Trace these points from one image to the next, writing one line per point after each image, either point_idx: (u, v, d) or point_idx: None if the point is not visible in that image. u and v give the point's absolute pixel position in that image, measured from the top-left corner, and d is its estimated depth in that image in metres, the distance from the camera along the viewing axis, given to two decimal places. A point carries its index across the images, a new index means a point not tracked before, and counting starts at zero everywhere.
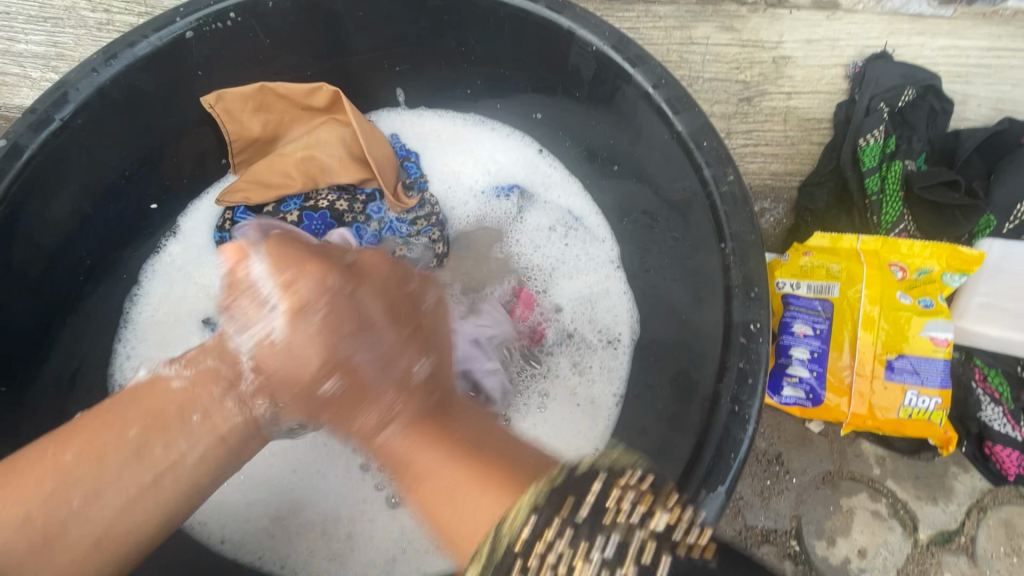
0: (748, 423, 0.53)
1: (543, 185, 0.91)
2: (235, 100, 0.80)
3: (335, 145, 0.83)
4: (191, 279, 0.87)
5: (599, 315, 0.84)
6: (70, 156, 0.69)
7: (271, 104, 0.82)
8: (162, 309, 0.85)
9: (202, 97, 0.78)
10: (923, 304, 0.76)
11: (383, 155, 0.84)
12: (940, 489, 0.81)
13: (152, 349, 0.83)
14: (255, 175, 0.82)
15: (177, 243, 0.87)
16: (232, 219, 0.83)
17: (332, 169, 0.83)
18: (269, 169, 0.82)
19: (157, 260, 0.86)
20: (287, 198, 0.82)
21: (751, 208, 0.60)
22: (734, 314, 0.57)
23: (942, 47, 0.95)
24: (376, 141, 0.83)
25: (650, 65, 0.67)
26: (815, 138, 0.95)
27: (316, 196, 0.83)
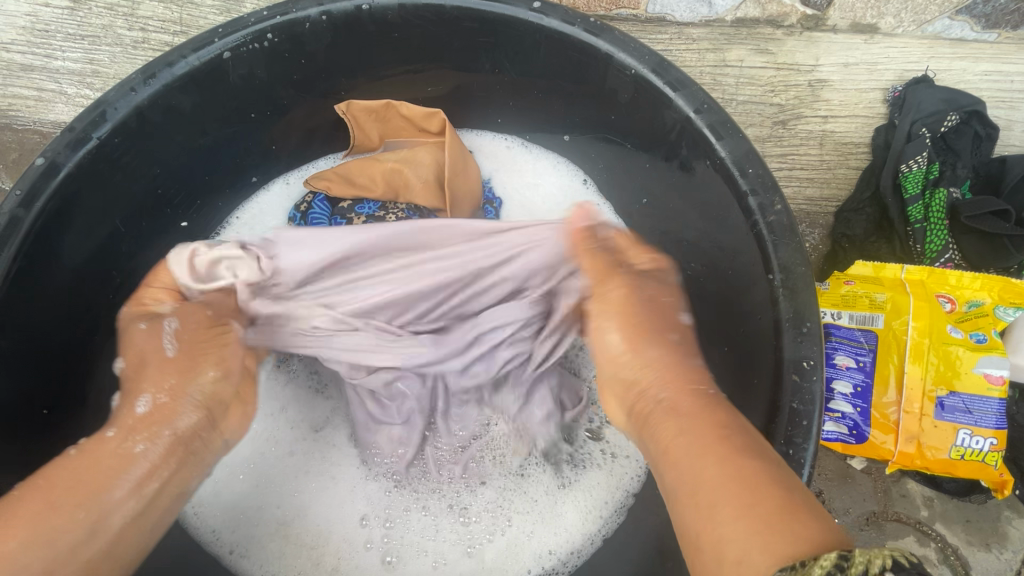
0: (803, 468, 0.50)
1: (581, 205, 0.88)
2: (363, 111, 0.84)
3: (427, 166, 0.82)
4: None
5: None
6: (107, 175, 0.69)
7: (393, 119, 0.85)
8: None
9: (337, 105, 0.83)
10: (975, 338, 0.73)
11: (466, 193, 0.83)
12: (993, 534, 0.77)
13: None
14: (344, 170, 0.83)
15: (240, 218, 0.89)
16: (309, 204, 0.83)
17: (414, 188, 0.81)
18: (358, 168, 0.82)
19: (214, 235, 0.88)
20: (364, 202, 0.82)
21: (800, 239, 0.58)
22: (784, 350, 0.55)
23: (985, 72, 0.92)
24: (465, 175, 0.83)
25: (692, 89, 0.65)
26: (853, 162, 0.93)
27: (390, 208, 0.81)
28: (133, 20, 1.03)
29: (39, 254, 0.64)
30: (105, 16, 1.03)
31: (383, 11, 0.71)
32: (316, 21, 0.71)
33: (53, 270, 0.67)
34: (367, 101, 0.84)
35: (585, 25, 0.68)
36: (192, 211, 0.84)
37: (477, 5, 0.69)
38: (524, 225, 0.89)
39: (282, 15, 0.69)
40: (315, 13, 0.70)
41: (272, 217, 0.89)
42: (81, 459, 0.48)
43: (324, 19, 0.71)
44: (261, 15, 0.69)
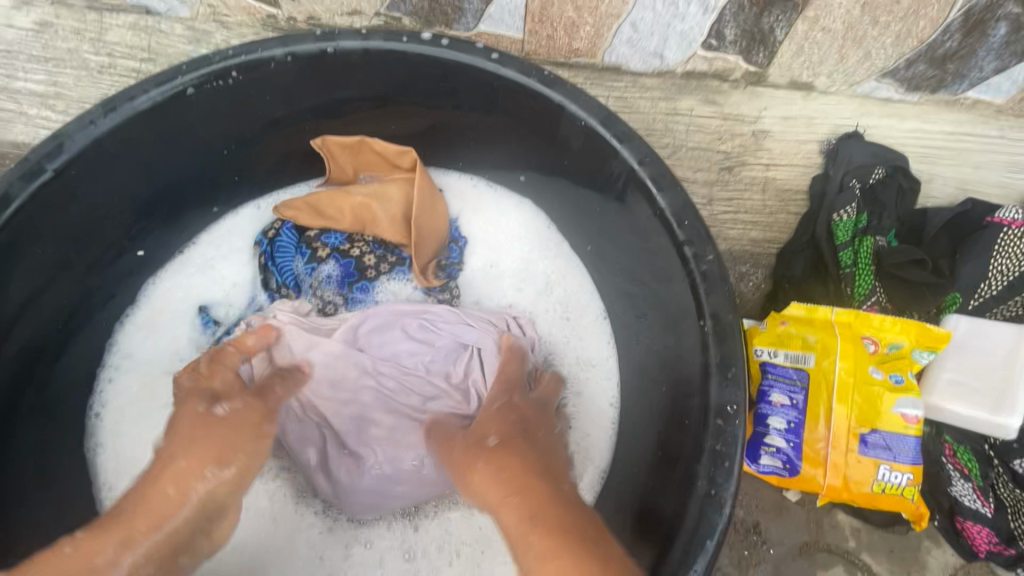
0: (723, 507, 0.54)
1: (545, 249, 0.92)
2: (338, 147, 0.87)
3: (396, 204, 0.84)
4: (211, 271, 0.89)
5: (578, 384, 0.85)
6: (62, 204, 0.70)
7: (367, 155, 0.87)
8: (170, 306, 0.87)
9: (313, 139, 0.86)
10: (894, 379, 0.78)
11: (432, 231, 0.86)
12: (914, 563, 0.82)
13: (146, 338, 0.85)
14: (313, 201, 0.84)
15: (209, 236, 0.90)
16: (276, 232, 0.87)
17: (381, 223, 0.84)
18: (328, 200, 0.84)
19: (178, 254, 0.88)
20: (331, 233, 0.86)
21: (730, 288, 0.62)
22: (712, 392, 0.59)
23: (910, 129, 1.00)
24: (432, 214, 0.85)
25: (636, 143, 0.70)
26: (793, 209, 1.00)
27: (357, 240, 0.87)
28: (100, 44, 1.03)
29: None
30: (71, 39, 1.03)
31: (346, 54, 0.74)
32: (280, 62, 0.73)
33: None
34: (342, 137, 0.87)
35: (539, 77, 0.72)
36: (151, 239, 0.85)
37: (437, 54, 0.73)
38: (490, 264, 0.92)
39: (247, 54, 0.72)
40: (280, 54, 0.73)
41: (241, 239, 0.90)
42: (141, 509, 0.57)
43: (290, 59, 0.74)
44: (225, 54, 0.71)
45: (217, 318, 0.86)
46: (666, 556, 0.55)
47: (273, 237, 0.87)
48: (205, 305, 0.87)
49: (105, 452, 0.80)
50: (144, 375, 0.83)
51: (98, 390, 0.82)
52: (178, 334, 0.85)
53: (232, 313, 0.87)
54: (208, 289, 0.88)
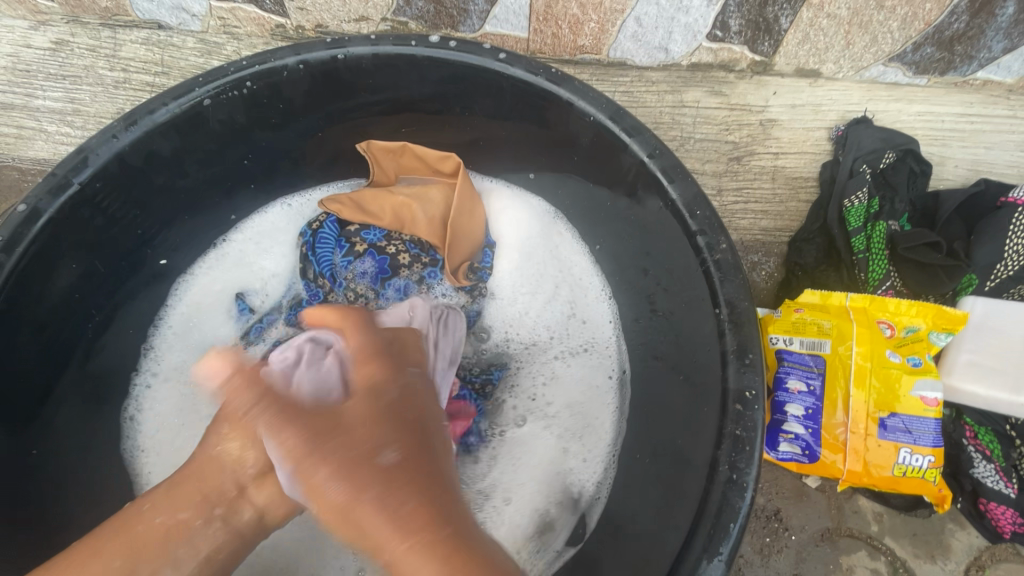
0: (746, 491, 0.54)
1: (561, 247, 0.92)
2: (383, 151, 0.89)
3: (436, 206, 0.87)
4: (242, 267, 0.91)
5: (592, 377, 0.86)
6: (86, 217, 0.72)
7: (411, 160, 0.90)
8: (200, 303, 0.88)
9: (361, 142, 0.89)
10: (912, 362, 0.78)
11: (467, 233, 0.87)
12: (938, 547, 0.82)
13: (179, 339, 0.86)
14: (357, 196, 0.86)
15: (243, 234, 0.92)
16: (321, 224, 0.88)
17: (418, 224, 0.86)
18: (372, 197, 0.86)
19: (209, 253, 0.90)
20: (371, 228, 0.87)
21: (744, 276, 0.63)
22: (730, 378, 0.59)
23: (919, 113, 1.00)
24: (470, 218, 0.87)
25: (645, 136, 0.70)
26: (803, 196, 1.00)
27: (394, 238, 0.87)
28: (115, 60, 1.06)
29: (17, 297, 0.67)
30: (87, 56, 1.06)
31: (357, 60, 0.75)
32: (293, 70, 0.75)
33: (31, 311, 0.69)
34: (387, 141, 0.89)
35: (547, 74, 0.73)
36: (171, 248, 0.86)
37: (446, 56, 0.74)
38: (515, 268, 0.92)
39: (261, 64, 0.73)
40: (292, 62, 0.74)
41: (275, 237, 0.92)
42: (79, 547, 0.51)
43: (302, 67, 0.75)
44: (239, 65, 0.73)
45: (253, 306, 0.88)
46: (689, 543, 0.56)
47: (315, 228, 0.88)
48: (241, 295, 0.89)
49: (141, 453, 0.80)
50: (178, 372, 0.84)
51: (133, 395, 0.83)
52: (214, 325, 0.87)
53: (268, 301, 0.89)
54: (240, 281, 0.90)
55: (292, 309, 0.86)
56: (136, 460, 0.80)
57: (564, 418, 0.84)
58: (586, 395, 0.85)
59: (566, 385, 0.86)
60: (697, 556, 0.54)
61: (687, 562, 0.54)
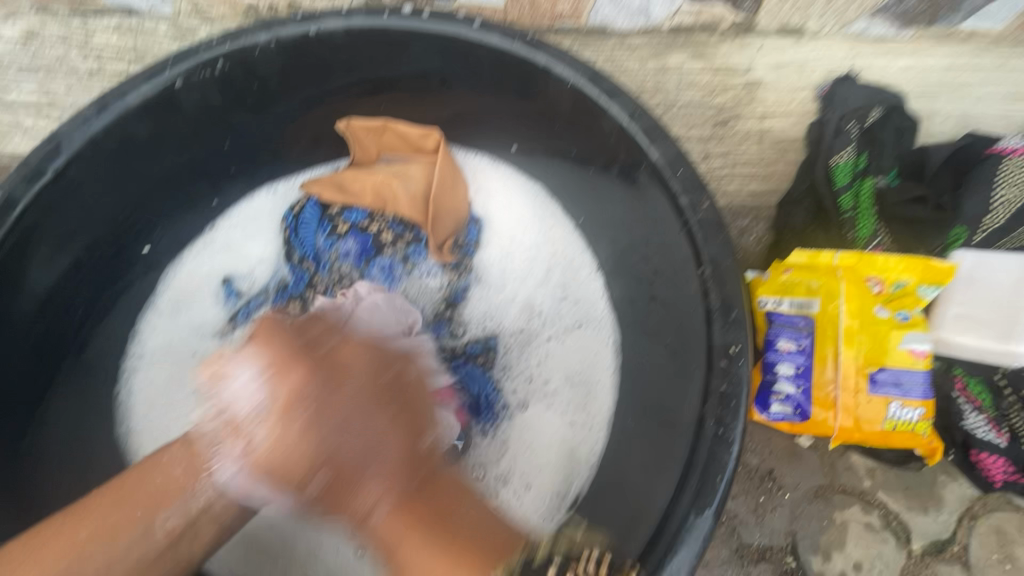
0: (732, 445, 0.55)
1: (550, 222, 0.91)
2: (362, 129, 0.88)
3: (417, 182, 0.86)
4: (232, 249, 0.90)
5: (584, 350, 0.85)
6: (64, 205, 0.72)
7: (390, 139, 0.89)
8: (182, 287, 0.87)
9: (337, 121, 0.88)
10: (900, 317, 0.78)
11: (450, 208, 0.87)
12: (930, 498, 0.82)
13: (163, 324, 0.85)
14: (337, 178, 0.87)
15: (233, 220, 0.91)
16: (302, 207, 0.90)
17: (400, 202, 0.86)
18: (352, 178, 0.86)
19: (201, 236, 0.90)
20: (353, 210, 0.89)
21: (727, 234, 0.62)
22: (715, 336, 0.59)
23: (905, 67, 0.98)
24: (452, 194, 0.87)
25: (624, 98, 0.69)
26: (790, 157, 0.99)
27: (377, 218, 0.89)
28: (88, 49, 1.04)
29: None
30: (60, 47, 1.04)
31: (330, 35, 0.74)
32: (265, 49, 0.74)
33: None
34: (367, 119, 0.88)
35: (523, 40, 0.71)
36: (156, 235, 0.86)
37: (420, 26, 0.73)
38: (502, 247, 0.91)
39: (233, 43, 0.72)
40: (264, 40, 0.73)
41: (266, 221, 0.91)
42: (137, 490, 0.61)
43: (274, 45, 0.74)
44: (211, 45, 0.72)
45: (240, 290, 0.88)
46: (678, 498, 0.56)
47: (297, 212, 0.89)
48: (229, 277, 0.89)
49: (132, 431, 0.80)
50: (162, 360, 0.84)
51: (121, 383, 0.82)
52: (203, 309, 0.86)
53: (255, 285, 0.89)
54: (224, 262, 0.89)
55: (280, 292, 0.87)
56: (132, 444, 0.80)
57: (554, 392, 0.84)
58: (579, 368, 0.84)
59: (565, 365, 0.85)
60: (685, 511, 0.55)
61: (676, 517, 0.55)
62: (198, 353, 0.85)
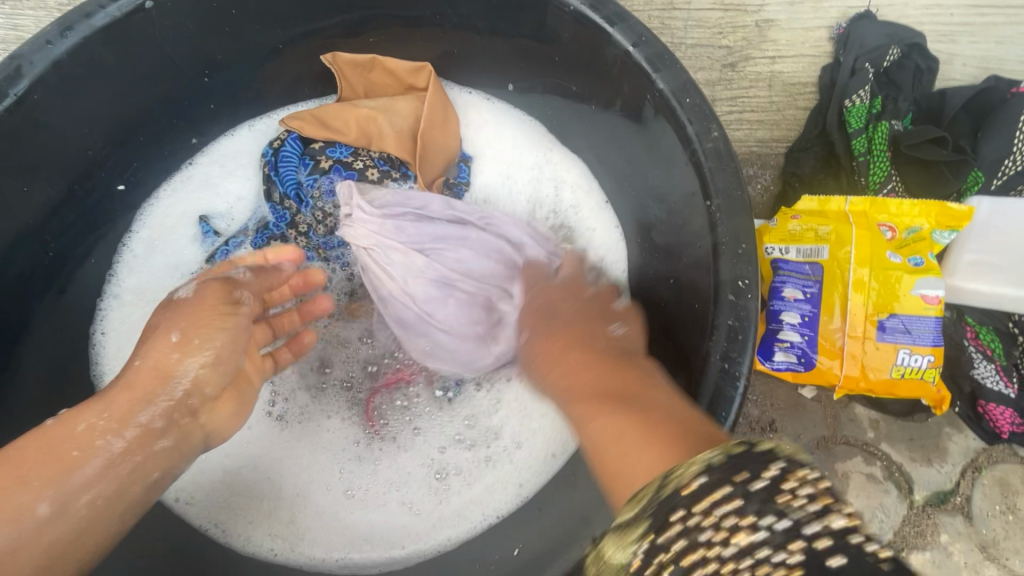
0: (738, 381, 0.52)
1: (549, 166, 0.87)
2: (349, 64, 0.82)
3: (404, 119, 0.81)
4: (214, 187, 0.87)
5: None
6: (29, 135, 0.67)
7: (377, 74, 0.83)
8: (162, 226, 0.85)
9: (323, 56, 0.82)
10: (913, 262, 0.75)
11: (440, 146, 0.82)
12: (934, 450, 0.81)
13: (145, 263, 0.84)
14: (320, 112, 0.81)
15: (214, 156, 0.88)
16: (282, 142, 0.83)
17: (387, 138, 0.80)
18: (335, 113, 0.80)
19: (178, 172, 0.87)
20: (336, 146, 0.82)
21: (738, 164, 0.58)
22: (723, 271, 0.56)
23: (926, 6, 0.93)
24: (443, 131, 0.82)
25: (630, 22, 0.64)
26: (800, 103, 0.94)
27: (362, 154, 0.82)
28: None
29: None
30: None
31: None
32: None
33: None
34: (353, 54, 0.83)
35: None
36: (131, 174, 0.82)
37: None
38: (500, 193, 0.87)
39: None
40: None
41: (245, 157, 0.88)
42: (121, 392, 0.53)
43: None
44: None
45: (218, 230, 0.85)
46: None
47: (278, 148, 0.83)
48: (207, 215, 0.86)
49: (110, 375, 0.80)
50: (145, 300, 0.83)
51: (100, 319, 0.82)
52: (180, 247, 0.85)
53: (235, 224, 0.86)
54: (205, 201, 0.87)
55: (262, 232, 0.83)
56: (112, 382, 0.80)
57: None
58: None
59: None
60: None
61: None
62: (179, 294, 0.83)
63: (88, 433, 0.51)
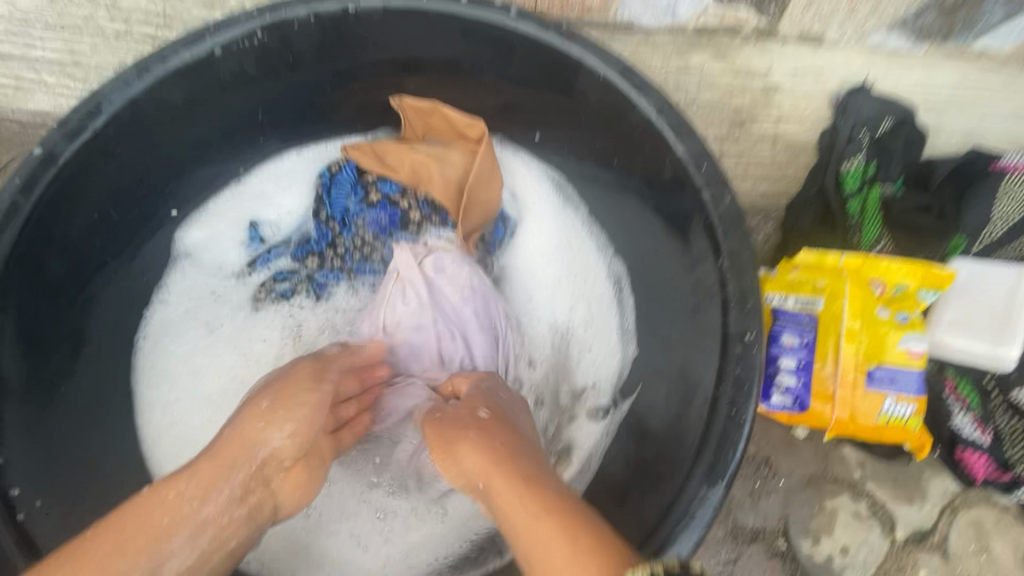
0: (743, 425, 0.59)
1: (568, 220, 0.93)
2: (412, 108, 0.89)
3: (453, 168, 0.87)
4: (264, 199, 0.93)
5: (590, 346, 0.89)
6: (101, 165, 0.73)
7: (438, 121, 0.89)
8: (211, 230, 0.90)
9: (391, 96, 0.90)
10: (900, 318, 0.82)
11: (482, 200, 0.88)
12: (915, 491, 0.87)
13: (192, 264, 0.89)
14: (377, 147, 0.88)
15: (267, 171, 0.93)
16: (339, 167, 0.91)
17: (433, 184, 0.88)
18: (392, 149, 0.88)
19: (231, 182, 0.91)
20: (388, 181, 0.91)
21: (747, 229, 0.66)
22: (732, 324, 0.63)
23: (917, 80, 1.02)
24: (487, 187, 0.88)
25: (654, 94, 0.72)
26: (802, 161, 1.03)
27: (409, 194, 0.91)
28: (116, 10, 1.04)
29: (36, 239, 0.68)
30: (86, 6, 1.04)
31: (368, 12, 0.75)
32: (304, 22, 0.75)
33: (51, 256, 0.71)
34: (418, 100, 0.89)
35: (558, 31, 0.73)
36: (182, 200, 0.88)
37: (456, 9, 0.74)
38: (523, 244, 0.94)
39: (271, 14, 0.73)
40: (303, 13, 0.73)
41: (301, 175, 0.94)
42: (215, 462, 0.62)
43: (313, 19, 0.75)
44: (249, 15, 0.72)
45: (264, 236, 0.91)
46: (692, 470, 0.61)
47: (336, 171, 0.91)
48: (256, 224, 0.92)
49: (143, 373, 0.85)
50: (187, 299, 0.88)
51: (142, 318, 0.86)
52: (225, 248, 0.90)
53: (279, 233, 0.92)
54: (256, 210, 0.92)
55: (302, 247, 0.91)
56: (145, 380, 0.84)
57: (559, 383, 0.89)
58: (589, 363, 0.89)
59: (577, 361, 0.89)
60: (697, 484, 0.59)
61: (690, 488, 0.60)
62: (220, 294, 0.89)
63: (177, 499, 0.59)
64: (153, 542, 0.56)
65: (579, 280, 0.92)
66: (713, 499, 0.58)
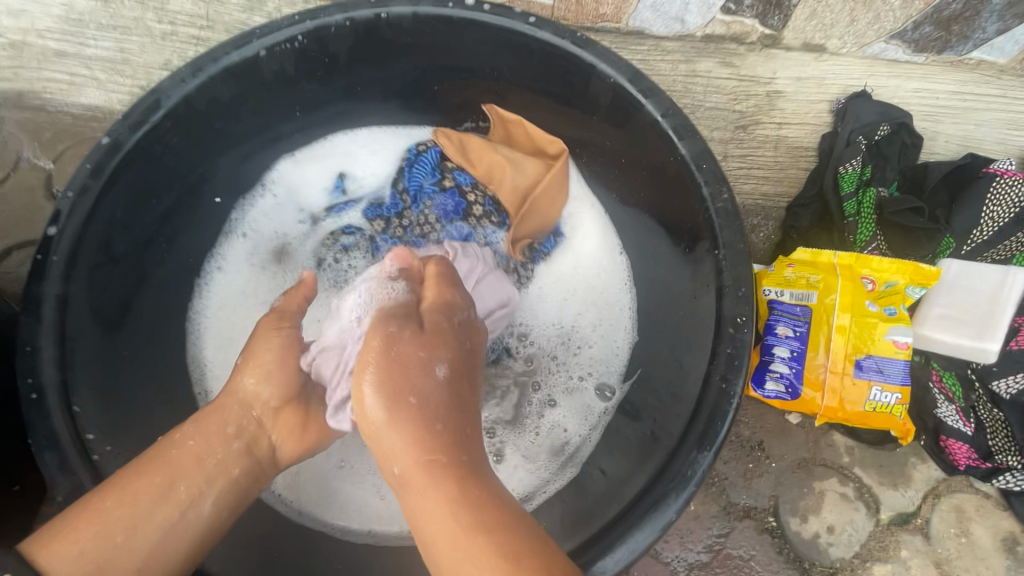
0: (733, 399, 0.65)
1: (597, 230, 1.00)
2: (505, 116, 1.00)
3: (523, 178, 0.98)
4: (352, 158, 1.03)
5: (597, 340, 0.95)
6: (158, 153, 0.81)
7: (521, 135, 1.01)
8: (298, 178, 1.02)
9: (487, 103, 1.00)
10: (887, 312, 0.87)
11: (542, 211, 0.99)
12: (900, 476, 0.92)
13: (273, 204, 1.01)
14: (463, 138, 0.99)
15: (354, 135, 1.03)
16: (426, 149, 1.03)
17: (501, 186, 0.99)
18: (474, 141, 0.99)
19: (322, 139, 1.02)
20: (463, 174, 1.02)
21: (743, 222, 0.71)
22: (726, 308, 0.69)
23: (916, 89, 1.07)
24: (550, 203, 0.99)
25: (660, 97, 0.78)
26: (803, 164, 1.08)
27: (479, 189, 1.02)
28: (163, 13, 1.12)
29: (102, 219, 0.76)
30: (136, 8, 1.12)
31: (398, 19, 0.81)
32: (341, 26, 0.81)
33: (113, 234, 0.79)
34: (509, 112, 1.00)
35: (573, 38, 0.79)
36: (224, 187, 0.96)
37: (480, 17, 0.80)
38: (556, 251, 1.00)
39: (312, 20, 0.80)
40: (340, 18, 0.80)
41: (386, 142, 1.04)
42: (212, 413, 0.69)
43: (348, 23, 0.81)
44: (293, 20, 0.80)
45: (348, 188, 1.03)
46: (684, 439, 0.67)
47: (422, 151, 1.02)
48: (342, 176, 1.03)
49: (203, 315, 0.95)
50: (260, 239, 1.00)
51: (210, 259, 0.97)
52: (310, 191, 1.03)
53: (361, 188, 1.04)
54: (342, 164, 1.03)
55: (371, 206, 1.03)
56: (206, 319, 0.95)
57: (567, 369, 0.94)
58: (598, 357, 0.94)
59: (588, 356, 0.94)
60: (689, 450, 0.66)
61: (683, 454, 0.66)
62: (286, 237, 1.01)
63: (182, 450, 0.65)
64: (167, 488, 0.62)
65: (598, 283, 0.97)
66: (703, 464, 0.64)
